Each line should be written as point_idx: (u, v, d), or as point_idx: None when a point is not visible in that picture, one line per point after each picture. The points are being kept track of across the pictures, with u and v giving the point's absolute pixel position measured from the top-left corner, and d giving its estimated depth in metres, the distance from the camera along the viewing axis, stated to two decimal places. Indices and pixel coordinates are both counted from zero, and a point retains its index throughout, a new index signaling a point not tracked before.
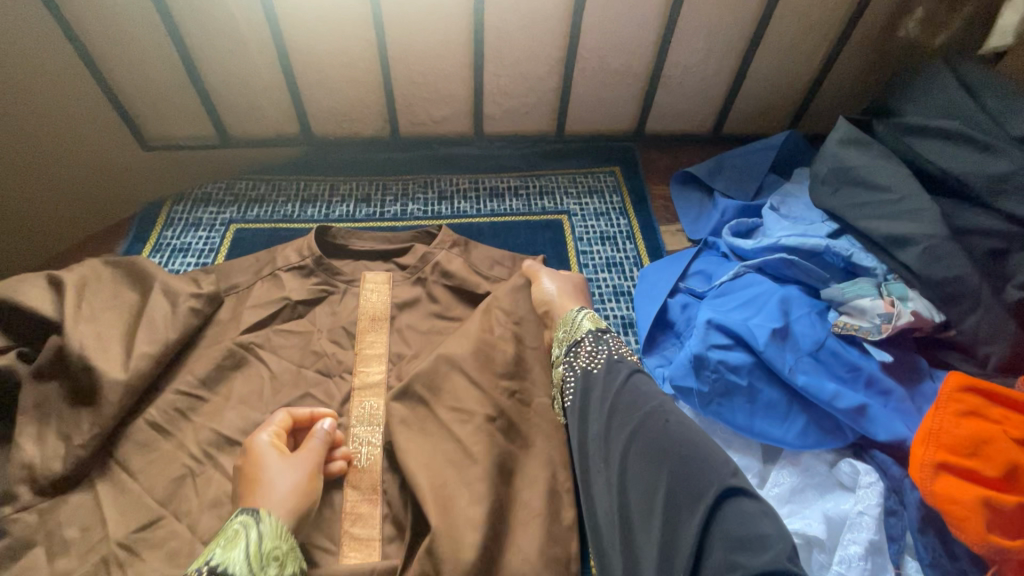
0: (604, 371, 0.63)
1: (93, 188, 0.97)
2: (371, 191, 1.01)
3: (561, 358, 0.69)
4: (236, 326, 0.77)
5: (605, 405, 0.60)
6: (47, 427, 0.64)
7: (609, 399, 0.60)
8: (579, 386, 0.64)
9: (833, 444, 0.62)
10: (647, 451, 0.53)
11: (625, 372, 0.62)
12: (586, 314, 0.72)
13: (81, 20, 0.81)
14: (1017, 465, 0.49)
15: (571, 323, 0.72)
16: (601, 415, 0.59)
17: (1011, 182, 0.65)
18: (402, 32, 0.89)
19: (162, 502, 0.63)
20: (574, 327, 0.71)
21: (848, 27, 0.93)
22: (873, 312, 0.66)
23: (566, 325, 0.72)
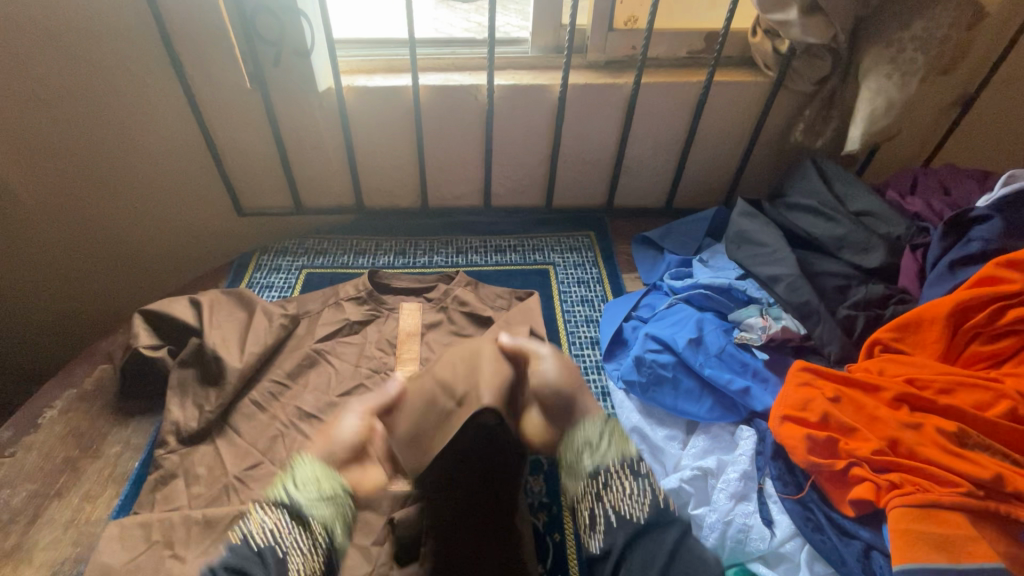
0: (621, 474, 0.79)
1: (204, 240, 1.36)
2: (406, 246, 1.35)
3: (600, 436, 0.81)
4: (311, 338, 1.07)
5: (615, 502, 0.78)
6: (186, 398, 0.93)
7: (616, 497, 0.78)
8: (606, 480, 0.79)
9: (732, 417, 0.90)
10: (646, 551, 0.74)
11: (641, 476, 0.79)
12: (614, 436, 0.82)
13: (218, 128, 1.19)
14: (827, 412, 0.76)
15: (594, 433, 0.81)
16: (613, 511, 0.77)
17: (846, 240, 0.98)
18: (435, 137, 1.26)
19: (262, 452, 0.91)
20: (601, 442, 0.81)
21: (753, 135, 1.30)
22: (757, 327, 0.96)
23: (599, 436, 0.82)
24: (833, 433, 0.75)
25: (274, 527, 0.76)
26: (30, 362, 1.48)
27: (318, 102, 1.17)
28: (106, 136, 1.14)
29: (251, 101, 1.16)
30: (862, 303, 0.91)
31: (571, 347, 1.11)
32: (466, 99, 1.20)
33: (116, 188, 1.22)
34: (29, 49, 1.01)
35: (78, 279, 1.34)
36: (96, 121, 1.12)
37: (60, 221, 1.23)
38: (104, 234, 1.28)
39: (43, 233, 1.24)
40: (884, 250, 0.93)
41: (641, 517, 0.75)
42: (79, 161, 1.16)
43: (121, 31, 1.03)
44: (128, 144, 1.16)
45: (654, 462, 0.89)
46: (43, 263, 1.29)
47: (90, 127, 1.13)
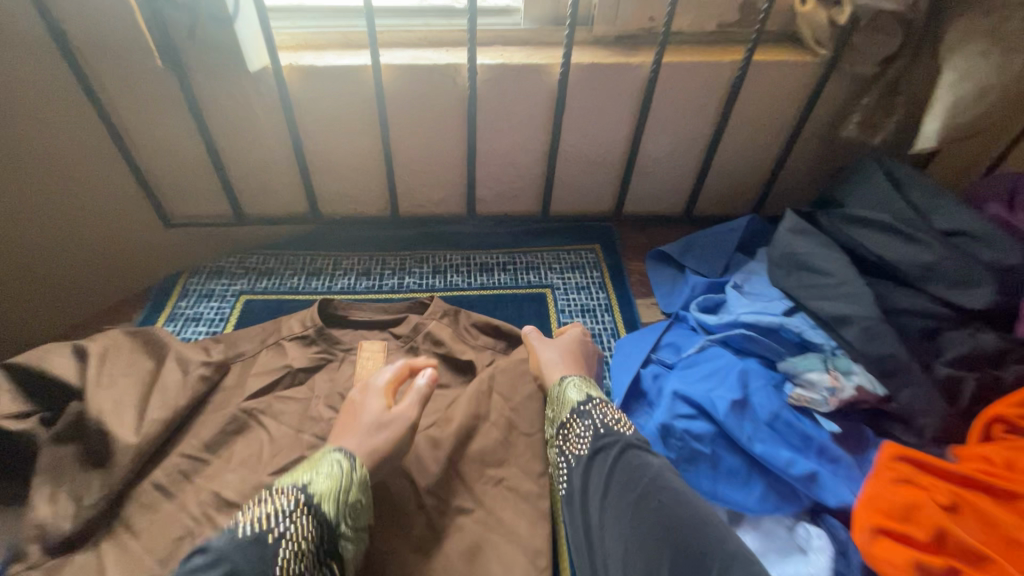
0: (572, 416, 0.72)
1: (109, 266, 1.06)
2: (370, 265, 1.10)
3: (554, 441, 0.74)
4: (241, 393, 0.83)
5: (573, 445, 0.70)
6: (60, 488, 0.68)
7: (573, 437, 0.70)
8: (576, 472, 0.66)
9: (791, 510, 0.67)
10: (612, 475, 0.62)
11: (589, 413, 0.71)
12: (571, 385, 0.77)
13: (125, 116, 0.93)
14: (943, 527, 0.54)
15: (557, 402, 0.76)
16: (570, 456, 0.69)
17: (936, 269, 0.74)
18: (404, 130, 1.01)
19: (161, 562, 0.67)
20: (561, 400, 0.76)
21: (794, 128, 1.06)
22: (822, 386, 0.72)
23: (554, 403, 0.77)
24: (954, 560, 0.53)
25: (294, 532, 0.57)
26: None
27: (253, 84, 0.92)
28: None
29: (164, 85, 0.90)
30: (968, 358, 0.69)
31: None
32: (443, 82, 0.95)
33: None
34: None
35: None
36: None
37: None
38: None
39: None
40: (994, 285, 0.70)
41: (586, 452, 0.67)
42: None
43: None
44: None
45: None
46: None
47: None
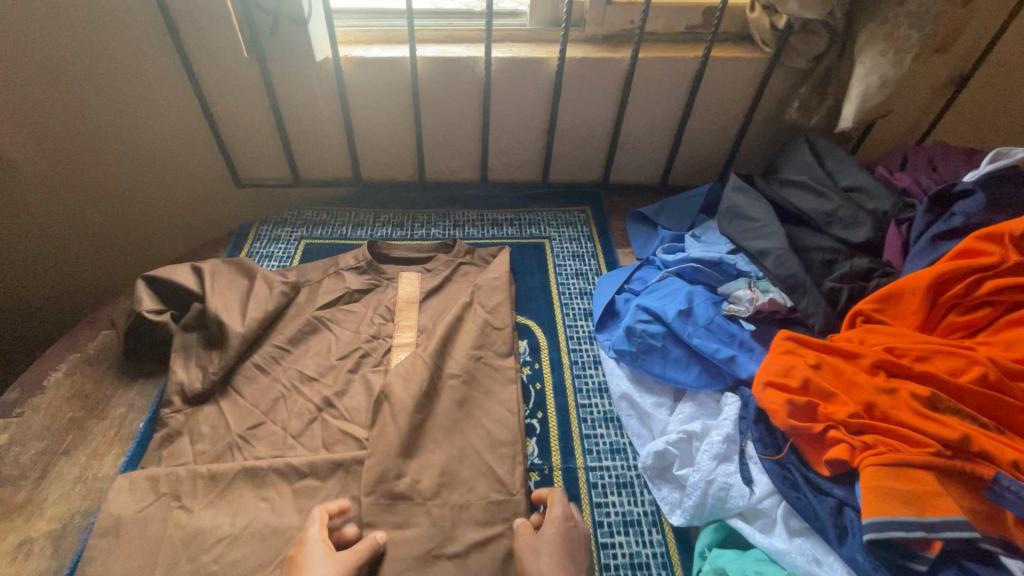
0: None
1: (196, 204, 1.35)
2: (403, 219, 1.36)
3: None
4: (312, 306, 1.09)
5: None
6: (190, 361, 0.95)
7: None
8: None
9: (717, 385, 0.93)
10: None
11: None
12: None
13: (214, 94, 1.18)
14: (807, 378, 0.79)
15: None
16: None
17: (834, 216, 0.99)
18: (432, 109, 1.26)
19: (264, 412, 0.93)
20: None
21: (748, 111, 1.31)
22: (745, 298, 0.98)
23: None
24: (812, 398, 0.78)
25: None
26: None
27: (315, 71, 1.17)
28: (99, 101, 1.14)
29: (248, 73, 1.16)
30: (847, 276, 0.93)
31: (565, 319, 1.13)
32: (464, 71, 1.20)
33: (96, 151, 1.21)
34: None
35: (76, 246, 1.35)
36: (87, 86, 1.12)
37: (48, 190, 1.23)
38: (100, 200, 1.28)
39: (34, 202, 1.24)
40: (871, 225, 0.95)
41: None
42: (77, 127, 1.16)
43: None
44: (117, 111, 1.16)
45: (642, 427, 0.93)
46: (35, 235, 1.30)
47: (78, 92, 1.12)
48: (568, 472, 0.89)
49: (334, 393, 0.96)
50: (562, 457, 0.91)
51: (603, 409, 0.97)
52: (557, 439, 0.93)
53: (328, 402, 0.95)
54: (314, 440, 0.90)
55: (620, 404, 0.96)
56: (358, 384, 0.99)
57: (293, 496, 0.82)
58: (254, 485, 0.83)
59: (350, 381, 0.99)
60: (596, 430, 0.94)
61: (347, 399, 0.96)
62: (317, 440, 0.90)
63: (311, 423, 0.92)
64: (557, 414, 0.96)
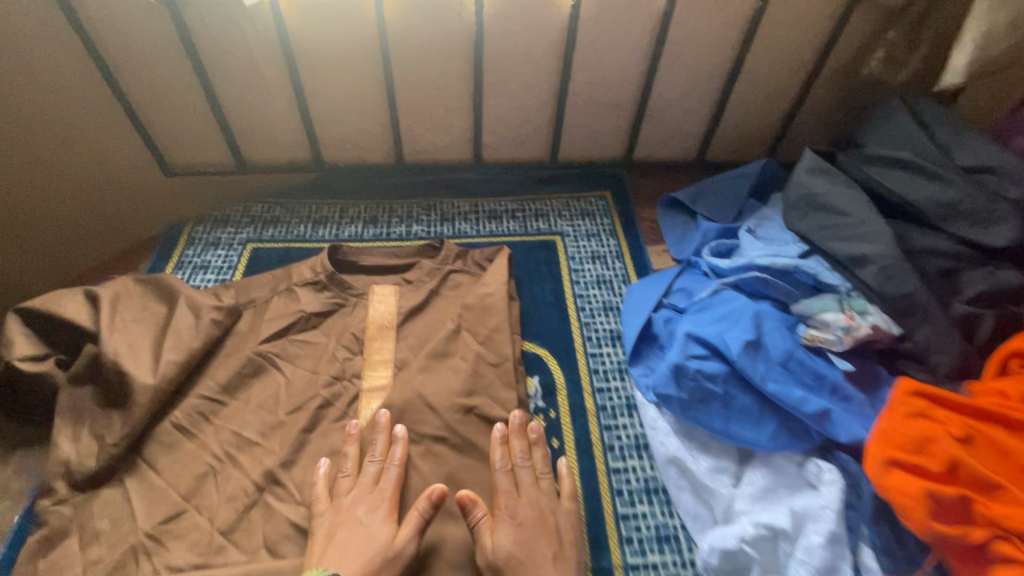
0: None
1: (94, 199, 1.03)
2: (377, 213, 1.09)
3: None
4: (255, 337, 0.83)
5: None
6: (83, 428, 0.70)
7: None
8: None
9: (801, 447, 0.68)
10: None
11: None
12: None
13: (116, 55, 0.89)
14: (957, 460, 0.54)
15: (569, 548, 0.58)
16: None
17: (957, 209, 0.72)
18: (408, 69, 0.97)
19: (185, 497, 0.69)
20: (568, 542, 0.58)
21: (814, 66, 1.02)
22: (836, 325, 0.72)
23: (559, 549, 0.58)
24: (966, 490, 0.54)
25: None
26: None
27: (249, 20, 0.87)
28: None
29: (159, 26, 0.87)
30: (986, 297, 0.68)
31: (586, 345, 0.87)
32: (449, 17, 0.91)
33: None
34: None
35: None
36: None
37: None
38: None
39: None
40: (1017, 224, 0.69)
41: None
42: None
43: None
44: None
45: (698, 504, 0.69)
46: None
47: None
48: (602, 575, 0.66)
49: (280, 464, 0.72)
50: (593, 552, 0.67)
51: (642, 477, 0.73)
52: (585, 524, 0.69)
53: (272, 478, 0.70)
54: (253, 536, 0.66)
55: (666, 470, 0.72)
56: (314, 449, 0.74)
57: None
58: None
59: (303, 445, 0.74)
60: (636, 508, 0.70)
61: (299, 473, 0.71)
62: (257, 536, 0.66)
63: (249, 511, 0.68)
64: (583, 486, 0.72)
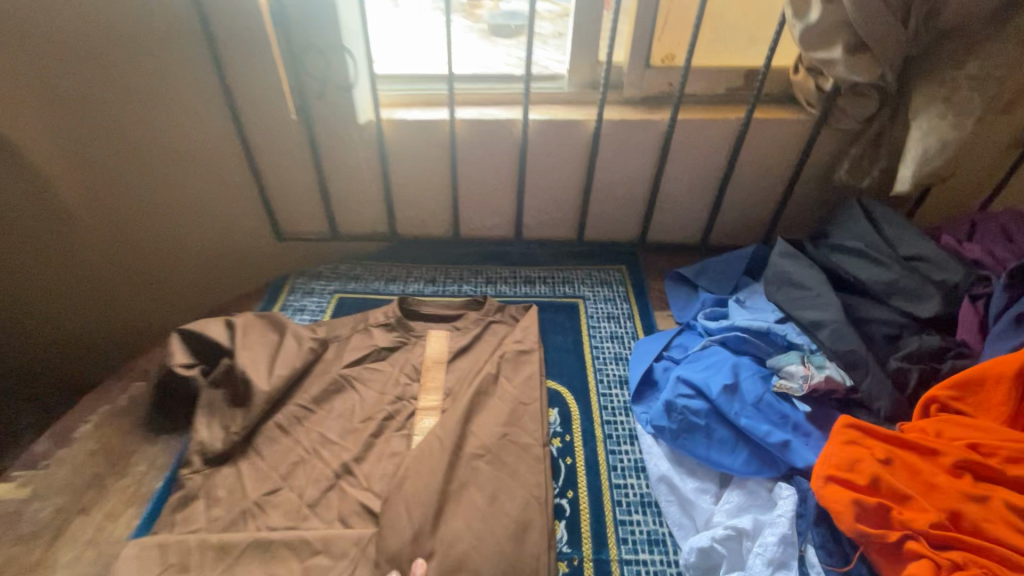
0: None
1: (217, 263, 1.39)
2: (436, 274, 1.36)
3: None
4: (339, 363, 1.07)
5: None
6: (214, 419, 0.94)
7: None
8: None
9: (770, 472, 0.83)
10: None
11: None
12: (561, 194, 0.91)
13: (259, 152, 1.23)
14: (878, 476, 0.68)
15: None
16: None
17: (895, 287, 0.91)
18: (468, 168, 1.28)
19: (281, 477, 0.90)
20: None
21: (793, 173, 1.26)
22: (798, 374, 0.89)
23: None
24: (885, 500, 0.67)
25: None
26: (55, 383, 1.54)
27: (356, 129, 1.20)
28: (144, 167, 1.21)
29: (296, 137, 1.21)
30: (916, 354, 0.84)
31: (598, 386, 1.07)
32: (502, 133, 1.22)
33: (135, 214, 1.27)
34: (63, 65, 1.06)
35: (107, 303, 1.41)
36: (143, 155, 1.19)
37: (82, 237, 1.29)
38: (134, 261, 1.35)
39: (68, 249, 1.30)
40: (940, 297, 0.86)
41: None
42: (127, 192, 1.24)
43: (167, 59, 1.09)
44: (157, 174, 1.22)
45: (683, 516, 0.84)
46: (73, 297, 1.38)
47: (126, 143, 1.18)
48: (600, 565, 0.80)
49: (353, 459, 0.92)
50: (595, 547, 0.82)
51: (639, 492, 0.89)
52: (590, 524, 0.85)
53: (347, 469, 0.91)
54: (330, 511, 0.86)
55: (658, 487, 0.88)
56: (379, 450, 0.94)
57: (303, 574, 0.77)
58: (264, 560, 0.79)
59: (371, 446, 0.95)
60: (632, 516, 0.86)
61: (367, 467, 0.92)
62: (333, 511, 0.86)
63: (328, 491, 0.88)
64: (590, 495, 0.89)
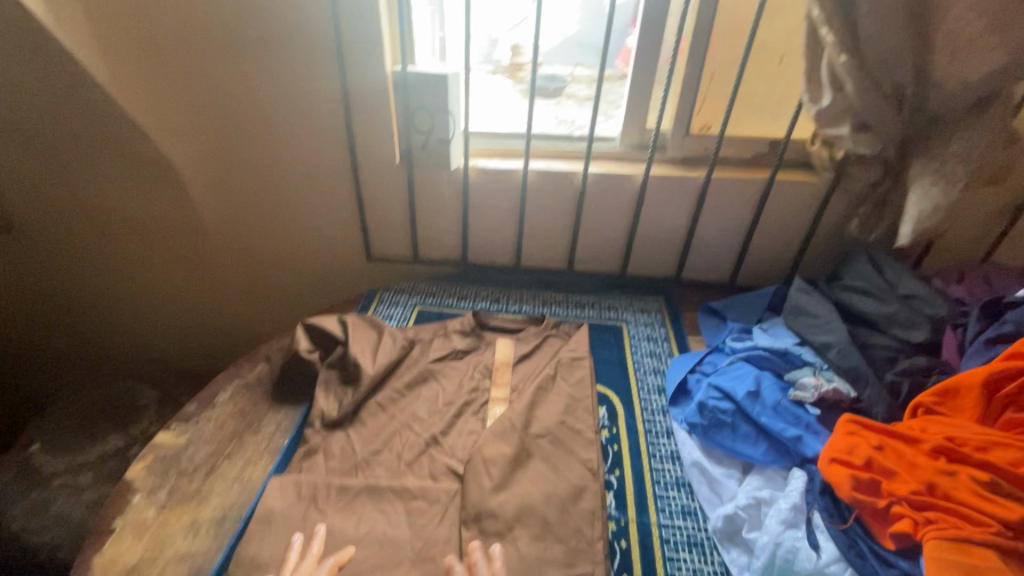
0: None
1: (314, 279, 1.72)
2: (500, 295, 1.60)
3: None
4: (425, 358, 1.30)
5: None
6: (330, 393, 1.18)
7: None
8: None
9: (785, 461, 1.01)
10: None
11: None
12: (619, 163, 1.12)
13: (366, 187, 1.52)
14: (871, 457, 0.86)
15: None
16: None
17: (892, 318, 1.11)
18: (533, 209, 1.54)
19: (383, 441, 1.11)
20: None
21: (810, 226, 1.49)
22: (810, 385, 1.08)
23: None
24: (876, 475, 0.85)
25: None
26: (200, 353, 1.99)
27: (446, 173, 1.49)
28: (270, 200, 1.55)
29: (397, 177, 1.51)
30: (908, 370, 1.03)
31: (640, 392, 1.27)
32: (564, 181, 1.49)
33: (258, 235, 1.63)
34: (226, 118, 1.42)
35: (228, 298, 1.80)
36: (271, 189, 1.54)
37: (217, 247, 1.67)
38: (252, 269, 1.71)
39: (209, 253, 1.69)
40: (928, 327, 1.07)
41: None
42: (254, 217, 1.59)
43: (300, 115, 1.41)
44: (279, 205, 1.56)
45: (712, 493, 1.02)
46: (205, 290, 1.78)
47: (263, 181, 1.53)
48: (642, 526, 0.98)
49: (439, 432, 1.14)
50: (638, 513, 1.00)
51: (675, 474, 1.07)
52: (634, 496, 1.03)
53: (435, 439, 1.12)
54: (423, 470, 1.07)
55: (691, 471, 1.06)
56: (459, 427, 1.15)
57: (406, 513, 0.97)
58: (373, 499, 0.99)
59: (453, 424, 1.16)
60: (669, 492, 1.04)
61: (450, 439, 1.13)
62: (425, 470, 1.07)
63: (420, 455, 1.09)
64: (634, 474, 1.07)
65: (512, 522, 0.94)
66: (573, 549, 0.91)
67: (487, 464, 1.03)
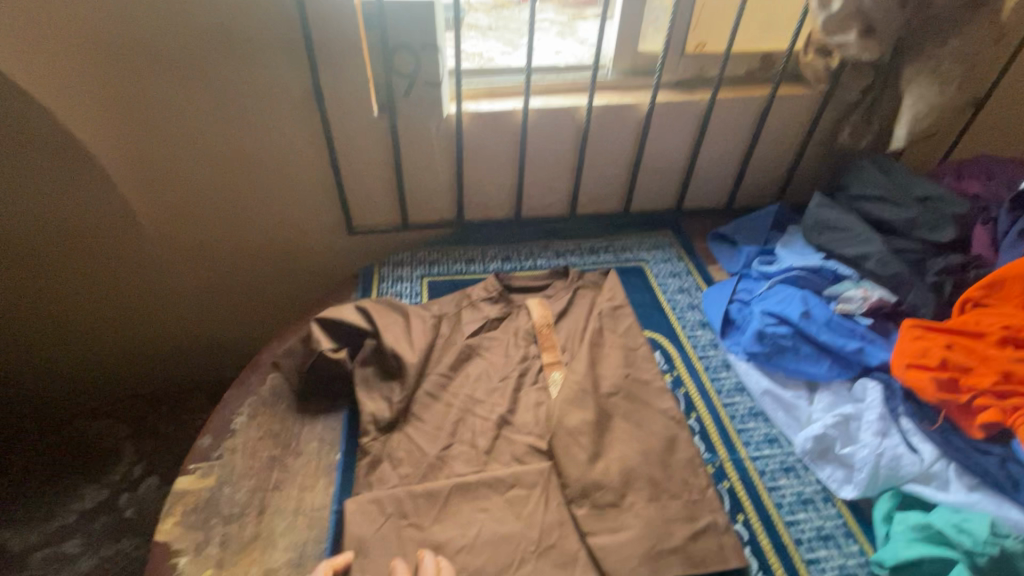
0: None
1: (287, 263, 1.49)
2: (508, 252, 1.49)
3: None
4: (460, 334, 1.18)
5: None
6: (374, 393, 1.04)
7: None
8: None
9: (847, 373, 1.06)
10: None
11: None
12: None
13: (341, 150, 1.30)
14: (946, 357, 0.91)
15: None
16: None
17: (917, 222, 1.16)
18: (532, 153, 1.41)
19: (450, 434, 1.01)
20: None
21: (805, 139, 1.50)
22: (856, 297, 1.12)
23: None
24: (954, 373, 0.91)
25: None
26: (159, 365, 1.73)
27: (434, 124, 1.30)
28: (216, 172, 1.28)
29: (377, 134, 1.29)
30: (948, 269, 1.10)
31: (685, 330, 1.25)
32: (565, 119, 1.36)
33: (208, 218, 1.36)
34: (147, 78, 1.13)
35: (185, 298, 1.54)
36: (218, 161, 1.26)
37: (162, 240, 1.39)
38: (209, 260, 1.45)
39: (152, 249, 1.41)
40: (955, 226, 1.13)
41: None
42: (202, 197, 1.32)
43: (247, 69, 1.15)
44: (230, 179, 1.30)
45: (788, 417, 1.05)
46: (155, 291, 1.51)
47: (207, 152, 1.25)
48: (736, 462, 0.99)
49: (506, 412, 1.05)
50: (728, 450, 1.01)
51: (747, 405, 1.09)
52: (718, 434, 1.04)
53: (504, 420, 1.04)
54: (504, 455, 0.99)
55: (763, 399, 1.08)
56: (524, 402, 1.08)
57: (507, 504, 0.91)
58: (467, 498, 0.91)
59: (516, 400, 1.08)
60: (747, 423, 1.05)
61: (520, 417, 1.05)
62: (506, 454, 1.00)
63: (495, 439, 1.01)
64: (710, 413, 1.07)
65: (621, 489, 0.91)
66: (687, 501, 0.90)
67: (575, 436, 0.97)
